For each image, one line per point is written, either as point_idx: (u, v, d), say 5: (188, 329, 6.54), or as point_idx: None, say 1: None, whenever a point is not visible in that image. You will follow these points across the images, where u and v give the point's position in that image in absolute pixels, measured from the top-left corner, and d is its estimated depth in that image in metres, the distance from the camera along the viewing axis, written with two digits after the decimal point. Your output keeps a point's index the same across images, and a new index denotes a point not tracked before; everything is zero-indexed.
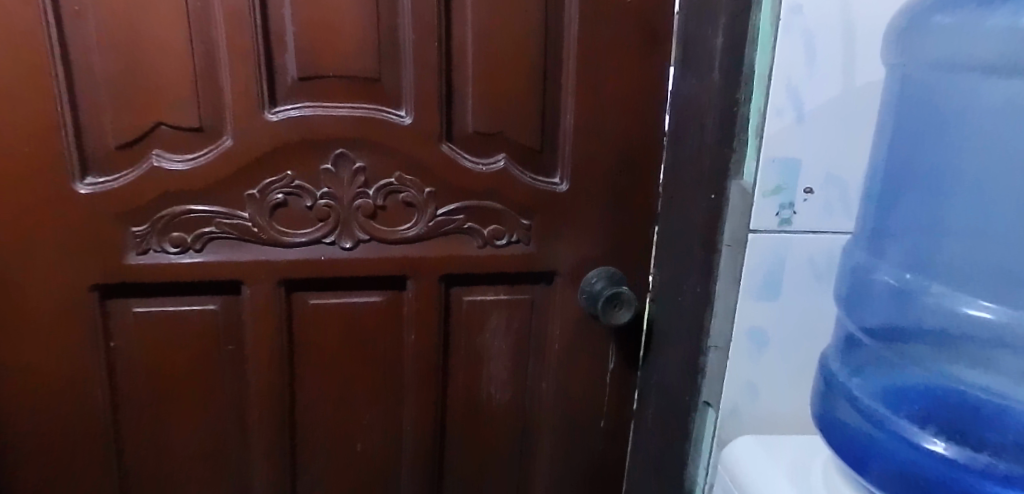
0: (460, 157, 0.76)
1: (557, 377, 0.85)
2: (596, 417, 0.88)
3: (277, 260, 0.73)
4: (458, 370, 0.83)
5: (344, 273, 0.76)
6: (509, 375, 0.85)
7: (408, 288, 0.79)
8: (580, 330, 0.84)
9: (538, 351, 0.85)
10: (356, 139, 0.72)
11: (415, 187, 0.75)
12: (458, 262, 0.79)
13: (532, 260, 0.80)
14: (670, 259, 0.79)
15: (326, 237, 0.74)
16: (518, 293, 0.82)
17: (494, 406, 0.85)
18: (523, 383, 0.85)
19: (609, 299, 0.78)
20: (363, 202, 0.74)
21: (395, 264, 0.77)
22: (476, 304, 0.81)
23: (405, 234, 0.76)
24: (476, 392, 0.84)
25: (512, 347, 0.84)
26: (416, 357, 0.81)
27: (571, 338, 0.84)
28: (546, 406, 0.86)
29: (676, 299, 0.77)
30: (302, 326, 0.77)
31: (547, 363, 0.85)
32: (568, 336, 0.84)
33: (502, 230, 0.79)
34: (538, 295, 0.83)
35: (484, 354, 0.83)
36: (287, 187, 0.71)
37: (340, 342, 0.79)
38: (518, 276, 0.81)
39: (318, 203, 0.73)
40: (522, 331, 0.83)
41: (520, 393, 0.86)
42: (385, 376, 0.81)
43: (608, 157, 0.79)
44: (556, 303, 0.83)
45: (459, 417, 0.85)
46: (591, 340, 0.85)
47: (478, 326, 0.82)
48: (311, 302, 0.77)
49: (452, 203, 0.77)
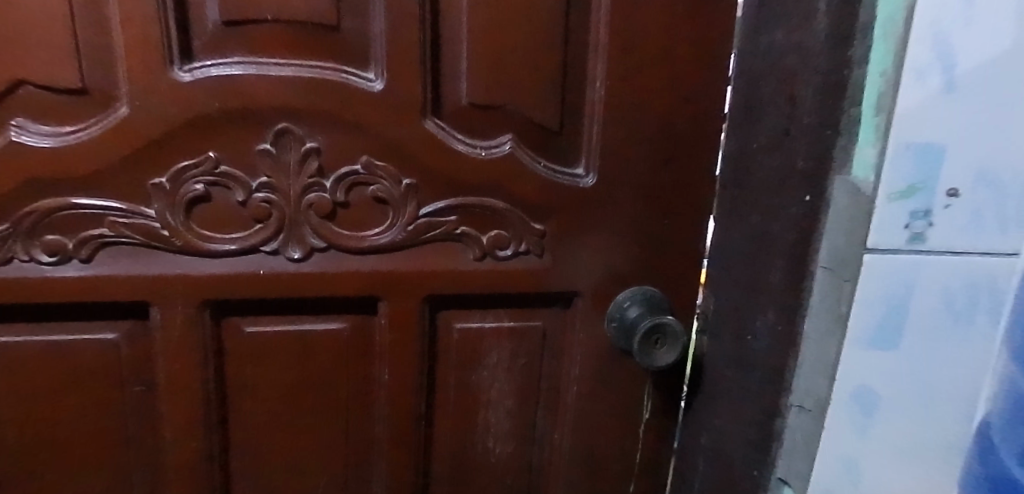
0: (451, 138, 0.56)
1: (575, 428, 0.65)
2: (623, 478, 0.68)
3: (196, 275, 0.53)
4: (447, 421, 0.64)
5: (290, 293, 0.56)
6: (512, 424, 0.65)
7: (380, 313, 0.59)
8: (607, 370, 0.64)
9: (550, 393, 0.65)
10: (307, 110, 0.52)
11: (389, 179, 0.55)
12: (447, 280, 0.59)
13: (545, 277, 0.61)
14: (732, 280, 0.59)
15: (265, 245, 0.54)
16: (525, 318, 0.63)
17: (491, 463, 0.66)
18: (531, 434, 0.66)
19: (653, 331, 0.58)
20: (317, 197, 0.54)
21: (362, 282, 0.57)
22: (472, 332, 0.62)
23: (373, 242, 0.56)
24: (469, 448, 0.65)
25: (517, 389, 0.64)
26: (391, 404, 0.61)
27: (594, 378, 0.64)
28: (560, 467, 0.67)
29: (745, 336, 0.57)
30: (237, 362, 0.58)
31: (561, 410, 0.66)
32: (590, 376, 0.64)
33: (506, 237, 0.59)
34: (552, 322, 0.64)
35: (480, 398, 0.64)
36: (209, 174, 0.52)
37: (289, 383, 0.59)
38: (527, 297, 0.62)
39: (254, 198, 0.53)
40: (531, 369, 0.64)
41: (527, 450, 0.66)
42: (350, 426, 0.62)
43: (650, 144, 0.59)
44: (575, 332, 0.64)
45: (447, 480, 0.65)
46: (621, 382, 0.65)
47: (473, 362, 0.63)
48: (247, 331, 0.57)
49: (440, 201, 0.57)
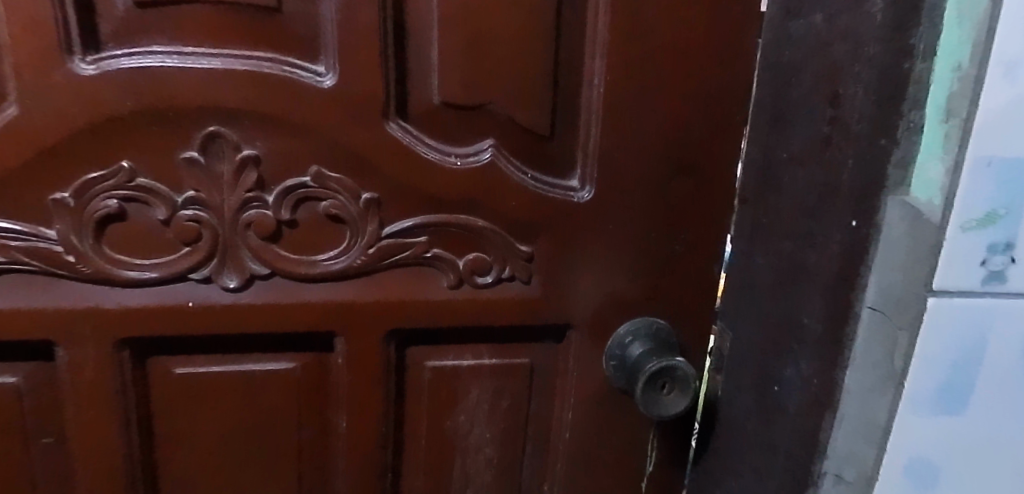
0: (420, 145, 0.47)
1: (566, 478, 0.57)
2: None
3: (111, 308, 0.44)
4: (418, 470, 0.56)
5: (228, 329, 0.47)
6: (495, 472, 0.57)
7: (338, 351, 0.50)
8: (605, 412, 0.56)
9: (539, 438, 0.57)
10: (242, 111, 0.43)
11: (345, 192, 0.46)
12: (416, 311, 0.50)
13: (534, 306, 0.52)
14: (757, 315, 0.50)
15: (193, 271, 0.45)
16: (509, 353, 0.55)
17: None
18: (516, 483, 0.58)
19: (659, 375, 0.50)
20: (257, 214, 0.45)
21: (315, 314, 0.48)
22: (446, 370, 0.53)
23: (327, 267, 0.47)
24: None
25: (500, 433, 0.56)
26: (352, 455, 0.53)
27: (589, 422, 0.56)
28: None
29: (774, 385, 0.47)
30: (167, 409, 0.49)
31: (551, 456, 0.57)
32: (584, 419, 0.56)
33: (486, 261, 0.50)
34: (542, 357, 0.55)
35: (457, 444, 0.56)
36: (123, 188, 0.42)
37: (231, 433, 0.50)
38: (512, 330, 0.54)
39: (178, 216, 0.44)
40: (517, 410, 0.56)
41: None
42: (304, 479, 0.53)
43: (658, 151, 0.50)
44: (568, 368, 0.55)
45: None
46: (620, 426, 0.56)
47: (449, 404, 0.54)
48: (177, 373, 0.48)
49: (407, 219, 0.48)
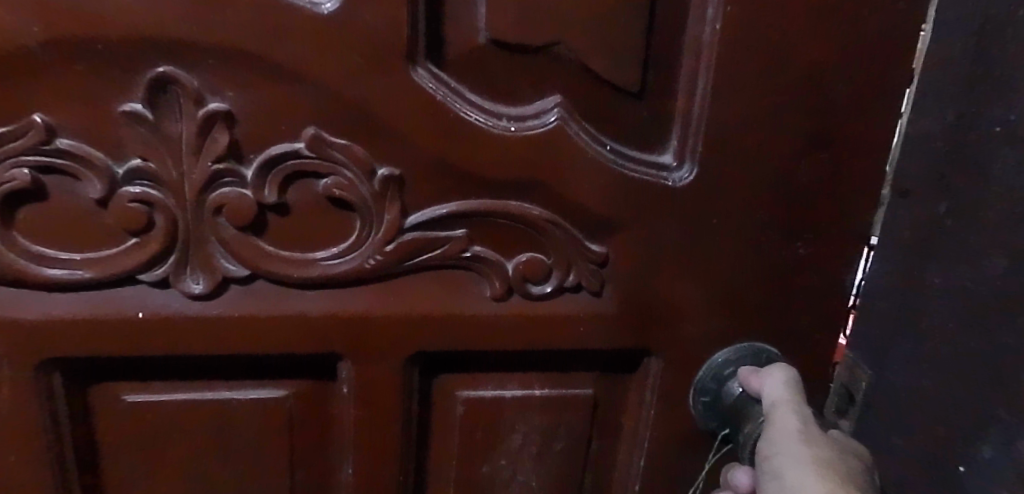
0: (458, 102, 0.33)
1: None
2: None
3: (30, 318, 0.32)
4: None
5: (193, 348, 0.35)
6: None
7: (342, 377, 0.38)
8: (684, 459, 0.43)
9: (596, 486, 0.45)
10: (204, 46, 0.29)
11: (354, 167, 0.33)
12: (445, 329, 0.37)
13: (601, 326, 0.39)
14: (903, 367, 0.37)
15: (144, 271, 0.32)
16: (563, 381, 0.42)
17: None
18: None
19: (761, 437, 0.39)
20: (231, 195, 0.32)
21: (313, 330, 0.36)
22: (482, 404, 0.41)
23: (328, 269, 0.34)
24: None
25: (548, 485, 0.44)
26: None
27: (664, 472, 0.43)
28: None
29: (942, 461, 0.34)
30: (116, 446, 0.37)
31: None
32: (656, 470, 0.43)
33: (543, 264, 0.37)
34: (605, 387, 0.42)
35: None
36: (37, 152, 0.29)
37: (201, 476, 0.39)
38: (570, 354, 0.41)
39: (119, 194, 0.31)
40: (571, 455, 0.43)
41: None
42: None
43: (788, 121, 0.36)
44: (637, 402, 0.43)
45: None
46: (702, 478, 0.44)
47: (483, 446, 0.42)
48: (130, 401, 0.36)
49: (440, 206, 0.35)
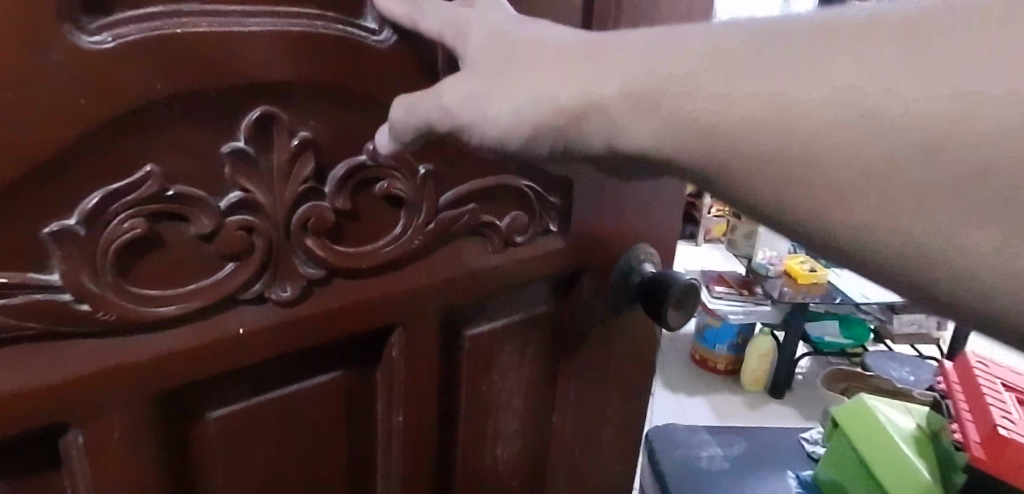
0: None
1: (576, 403, 0.61)
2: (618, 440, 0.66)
3: (141, 359, 0.33)
4: (455, 444, 0.54)
5: (280, 350, 0.39)
6: (519, 419, 0.58)
7: (391, 344, 0.45)
8: (608, 338, 0.60)
9: (554, 376, 0.59)
10: (296, 86, 0.34)
11: (402, 169, 0.40)
12: (465, 284, 0.47)
13: (559, 257, 0.52)
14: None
15: (244, 290, 0.36)
16: (530, 304, 0.54)
17: (497, 466, 0.58)
18: (536, 423, 0.59)
19: (684, 297, 0.54)
20: (317, 209, 0.37)
21: (374, 310, 0.42)
22: (484, 337, 0.51)
23: (385, 256, 0.41)
24: (477, 466, 0.56)
25: (525, 387, 0.57)
26: (406, 451, 0.49)
27: (596, 348, 0.60)
28: (560, 445, 0.62)
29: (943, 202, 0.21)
30: (203, 462, 0.39)
31: (564, 389, 0.60)
32: (593, 349, 0.60)
33: (523, 218, 0.48)
34: (557, 303, 0.56)
35: (491, 407, 0.55)
36: (153, 201, 0.31)
37: (277, 462, 0.43)
38: (536, 282, 0.53)
39: (224, 226, 0.34)
40: (538, 358, 0.57)
41: (530, 447, 0.60)
42: (351, 483, 0.48)
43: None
44: (579, 308, 0.57)
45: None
46: (617, 347, 0.61)
47: (483, 368, 0.53)
48: (214, 417, 0.39)
49: (458, 188, 0.44)
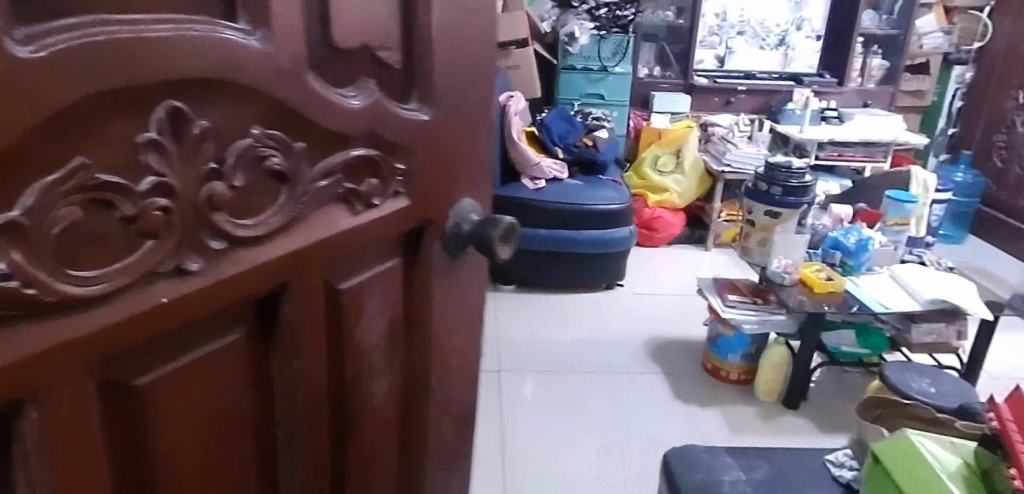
0: (330, 92, 0.46)
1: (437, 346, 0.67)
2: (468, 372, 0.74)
3: (82, 333, 0.35)
4: (339, 396, 0.58)
5: (194, 317, 0.41)
6: (390, 365, 0.63)
7: (280, 305, 0.48)
8: (454, 286, 0.66)
9: (417, 328, 0.64)
10: (192, 83, 0.37)
11: (283, 147, 0.44)
12: (338, 245, 0.51)
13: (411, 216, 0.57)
14: None
15: (160, 264, 0.38)
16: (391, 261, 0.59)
17: (375, 409, 0.63)
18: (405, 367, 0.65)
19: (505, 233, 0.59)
20: (215, 189, 0.40)
21: (270, 272, 0.46)
22: (358, 293, 0.55)
23: (273, 226, 0.44)
24: (360, 411, 0.61)
25: (393, 337, 0.61)
26: (297, 399, 0.53)
27: (447, 294, 0.66)
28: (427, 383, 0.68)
29: None
30: (135, 423, 0.41)
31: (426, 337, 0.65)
32: (444, 297, 0.65)
33: (380, 185, 0.53)
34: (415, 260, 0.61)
35: (365, 357, 0.59)
36: (83, 187, 0.33)
37: (197, 418, 0.45)
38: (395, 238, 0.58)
39: (144, 208, 0.36)
40: (401, 311, 0.61)
41: (403, 388, 0.65)
42: (257, 431, 0.51)
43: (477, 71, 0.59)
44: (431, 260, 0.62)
45: (350, 454, 0.61)
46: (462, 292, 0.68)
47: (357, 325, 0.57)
48: (143, 383, 0.40)
49: (329, 159, 0.47)
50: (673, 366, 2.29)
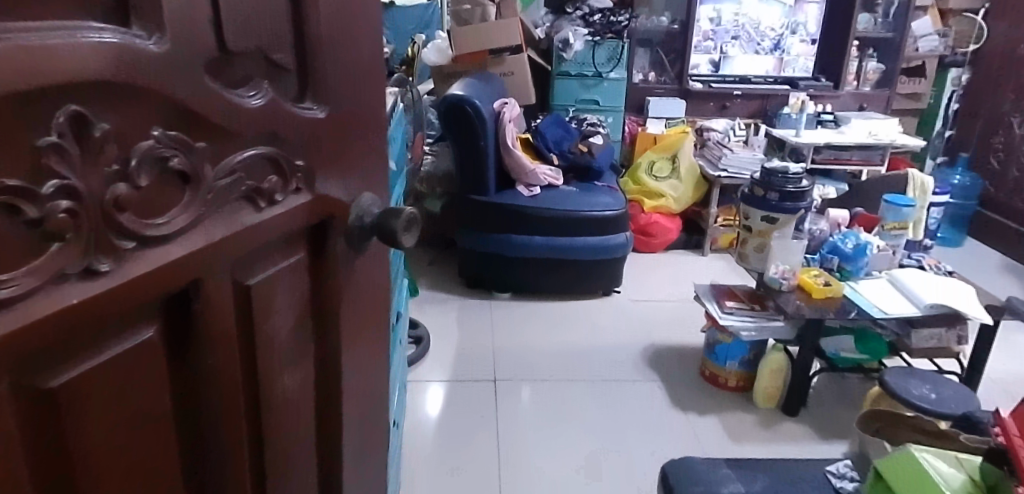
0: (230, 91, 0.42)
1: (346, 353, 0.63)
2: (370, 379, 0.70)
3: None
4: (261, 407, 0.53)
5: (105, 318, 0.36)
6: (304, 377, 0.59)
7: (194, 313, 0.44)
8: (356, 290, 0.63)
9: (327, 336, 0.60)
10: (99, 90, 0.33)
11: (187, 143, 0.39)
12: (250, 248, 0.47)
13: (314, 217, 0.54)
14: None
15: (68, 267, 0.33)
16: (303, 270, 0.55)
17: (294, 423, 0.59)
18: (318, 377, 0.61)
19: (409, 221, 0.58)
20: (120, 189, 0.35)
21: (188, 271, 0.41)
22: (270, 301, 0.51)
23: (184, 224, 0.40)
24: (283, 422, 0.57)
25: (304, 346, 0.58)
26: (227, 421, 0.49)
27: (352, 302, 0.62)
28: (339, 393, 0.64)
29: None
30: (50, 434, 0.35)
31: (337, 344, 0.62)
32: (348, 304, 0.62)
33: (284, 183, 0.49)
34: (327, 263, 0.57)
35: (281, 367, 0.55)
36: None
37: (124, 426, 0.40)
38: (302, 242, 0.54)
39: (50, 213, 0.32)
40: (310, 319, 0.58)
41: (318, 399, 0.61)
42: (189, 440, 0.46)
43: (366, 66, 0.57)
44: (339, 266, 0.59)
45: (276, 475, 0.57)
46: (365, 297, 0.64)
47: (272, 334, 0.53)
48: (56, 385, 0.35)
49: (236, 154, 0.43)
50: (670, 375, 2.26)
